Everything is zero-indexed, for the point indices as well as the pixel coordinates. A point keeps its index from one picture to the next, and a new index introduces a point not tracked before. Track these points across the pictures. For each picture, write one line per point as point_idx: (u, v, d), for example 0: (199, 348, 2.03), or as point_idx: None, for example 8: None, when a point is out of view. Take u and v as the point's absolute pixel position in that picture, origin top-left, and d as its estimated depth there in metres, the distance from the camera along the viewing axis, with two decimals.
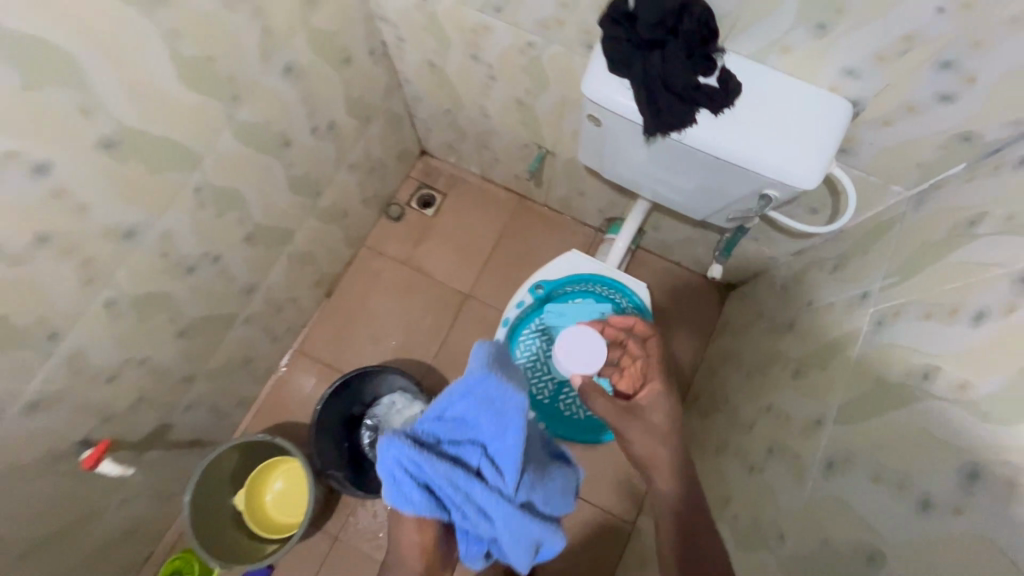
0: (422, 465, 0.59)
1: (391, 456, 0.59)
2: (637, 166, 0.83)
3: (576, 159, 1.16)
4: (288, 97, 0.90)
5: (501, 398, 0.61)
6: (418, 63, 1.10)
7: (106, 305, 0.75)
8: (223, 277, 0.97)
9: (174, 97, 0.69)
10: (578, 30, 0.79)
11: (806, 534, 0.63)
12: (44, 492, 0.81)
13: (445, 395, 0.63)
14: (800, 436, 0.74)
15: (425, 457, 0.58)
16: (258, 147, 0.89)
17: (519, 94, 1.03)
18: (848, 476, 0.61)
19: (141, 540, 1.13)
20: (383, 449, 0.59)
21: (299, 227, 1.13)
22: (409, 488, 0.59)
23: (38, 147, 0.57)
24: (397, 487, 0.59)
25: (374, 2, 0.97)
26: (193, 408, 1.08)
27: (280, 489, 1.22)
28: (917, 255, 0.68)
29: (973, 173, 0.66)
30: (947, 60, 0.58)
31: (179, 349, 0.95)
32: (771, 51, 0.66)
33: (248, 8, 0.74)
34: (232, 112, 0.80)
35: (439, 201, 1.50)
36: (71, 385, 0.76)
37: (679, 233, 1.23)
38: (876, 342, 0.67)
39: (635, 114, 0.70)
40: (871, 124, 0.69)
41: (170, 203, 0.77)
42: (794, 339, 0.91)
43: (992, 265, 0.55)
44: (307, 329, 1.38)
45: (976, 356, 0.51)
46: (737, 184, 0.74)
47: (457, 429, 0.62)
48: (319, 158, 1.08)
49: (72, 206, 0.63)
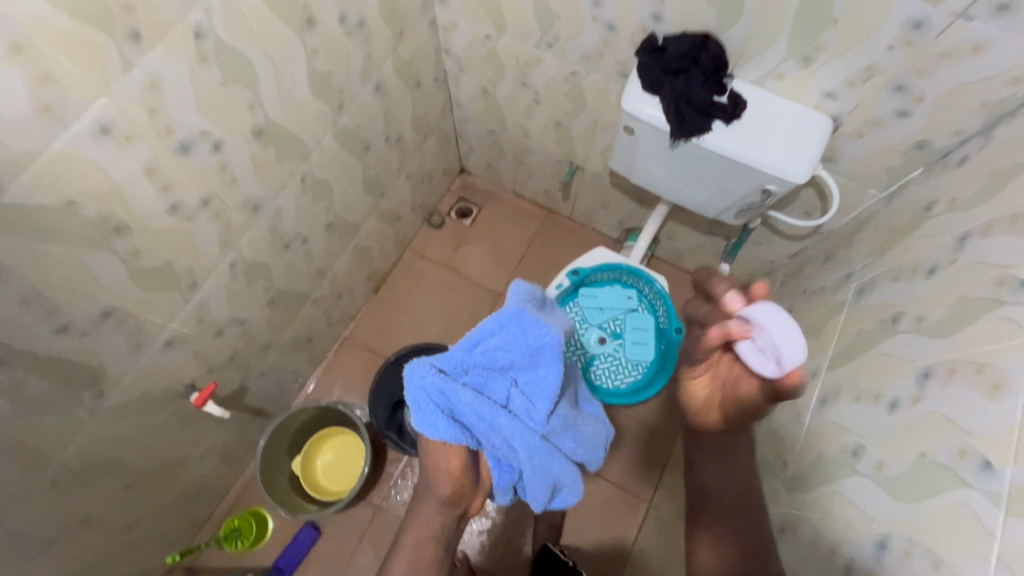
0: (451, 393, 0.64)
1: (417, 386, 0.64)
2: (661, 171, 1.02)
3: (603, 173, 1.35)
4: (374, 109, 1.09)
5: (530, 334, 0.63)
6: (472, 89, 1.31)
7: (229, 265, 0.92)
8: (306, 258, 1.14)
9: (303, 101, 0.88)
10: (615, 62, 1.00)
11: (805, 454, 0.77)
12: (156, 426, 0.95)
13: (477, 330, 0.64)
14: (800, 388, 0.89)
15: (454, 384, 0.63)
16: (348, 148, 1.08)
17: (559, 116, 1.23)
18: (837, 404, 0.76)
19: (206, 499, 1.25)
20: (409, 376, 0.63)
21: (364, 223, 1.31)
22: (438, 415, 0.65)
23: (218, 130, 0.75)
24: (428, 412, 0.65)
25: (444, 38, 1.18)
26: (265, 376, 1.23)
27: (330, 459, 1.34)
28: (890, 238, 0.85)
29: (930, 173, 0.84)
30: (901, 83, 0.77)
31: (266, 317, 1.10)
32: (768, 78, 0.85)
33: (360, 37, 0.94)
34: (337, 117, 0.99)
35: (476, 212, 1.69)
36: (194, 331, 0.92)
37: (691, 240, 1.41)
38: (859, 305, 0.84)
39: (663, 123, 0.89)
40: (848, 135, 0.88)
41: (285, 187, 0.95)
42: (793, 320, 1.07)
43: (942, 234, 0.72)
44: (356, 320, 1.53)
45: (931, 298, 0.67)
46: (744, 182, 0.92)
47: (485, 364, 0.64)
48: (387, 164, 1.27)
49: (227, 179, 0.81)
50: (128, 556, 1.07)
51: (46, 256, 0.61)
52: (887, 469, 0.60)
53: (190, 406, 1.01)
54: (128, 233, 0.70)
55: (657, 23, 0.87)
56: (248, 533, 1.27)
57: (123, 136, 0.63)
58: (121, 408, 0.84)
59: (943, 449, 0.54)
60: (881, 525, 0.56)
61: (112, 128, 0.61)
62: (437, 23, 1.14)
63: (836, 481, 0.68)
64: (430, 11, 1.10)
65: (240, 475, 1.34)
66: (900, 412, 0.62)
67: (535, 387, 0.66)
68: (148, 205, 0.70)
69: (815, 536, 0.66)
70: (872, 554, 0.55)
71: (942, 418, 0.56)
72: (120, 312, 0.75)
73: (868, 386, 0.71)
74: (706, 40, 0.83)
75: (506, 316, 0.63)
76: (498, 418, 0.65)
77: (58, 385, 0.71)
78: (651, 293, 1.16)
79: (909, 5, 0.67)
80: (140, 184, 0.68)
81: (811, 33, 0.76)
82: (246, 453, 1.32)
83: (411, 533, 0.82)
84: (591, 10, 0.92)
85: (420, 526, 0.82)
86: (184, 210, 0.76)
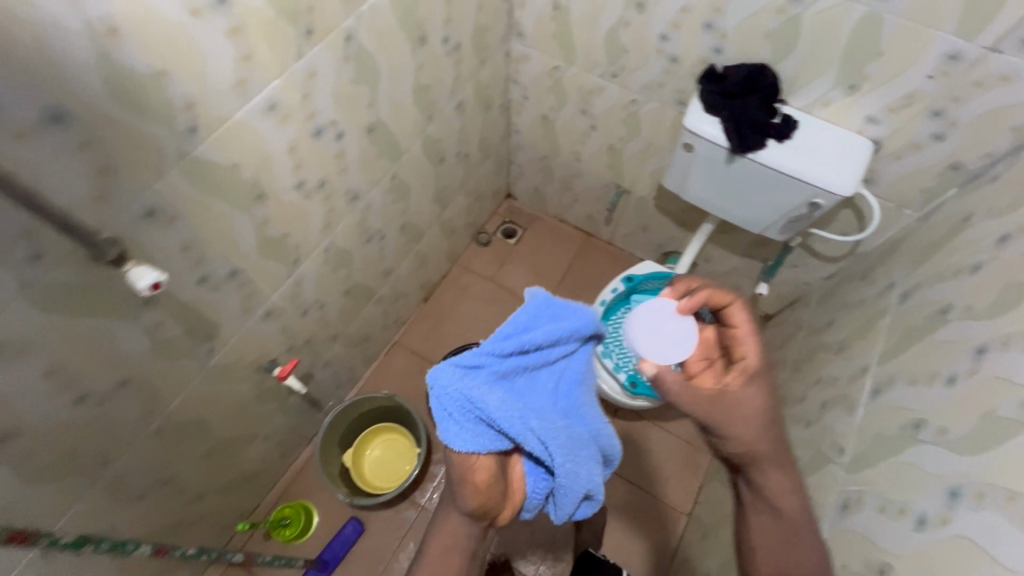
0: (484, 394, 0.55)
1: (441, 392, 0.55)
2: (712, 187, 1.12)
3: (648, 197, 1.46)
4: (453, 124, 1.22)
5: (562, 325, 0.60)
6: (533, 116, 1.44)
7: (325, 248, 1.01)
8: (380, 254, 1.23)
9: (405, 107, 1.01)
10: (675, 90, 1.12)
11: (863, 437, 0.83)
12: (240, 396, 1.01)
13: (504, 326, 0.58)
14: (850, 384, 0.95)
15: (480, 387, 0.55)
16: (429, 156, 1.19)
17: (613, 141, 1.36)
18: (891, 391, 0.82)
19: (259, 486, 1.28)
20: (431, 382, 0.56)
21: (427, 231, 1.41)
22: (466, 422, 0.56)
23: (343, 122, 0.86)
24: (455, 422, 0.56)
25: (514, 69, 1.33)
26: (328, 366, 1.29)
27: (378, 456, 1.38)
28: (930, 248, 0.94)
29: (963, 192, 0.94)
30: (937, 109, 0.88)
31: (340, 306, 1.18)
32: (816, 104, 0.98)
33: (454, 58, 1.07)
34: (425, 127, 1.11)
35: (521, 234, 1.78)
36: (287, 306, 1.00)
37: (728, 263, 1.50)
38: (905, 306, 0.91)
39: (723, 140, 1.00)
40: (888, 157, 0.99)
41: (378, 183, 1.06)
42: (835, 330, 1.14)
43: (982, 237, 0.81)
44: (405, 326, 1.60)
45: (978, 289, 0.75)
46: (792, 196, 1.02)
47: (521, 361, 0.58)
48: (454, 177, 1.38)
49: (341, 166, 0.92)
50: (190, 530, 1.09)
51: (208, 210, 0.71)
52: (950, 432, 0.66)
53: (269, 382, 1.07)
54: (265, 201, 0.80)
55: (718, 55, 1.01)
56: (296, 523, 1.29)
57: (282, 115, 0.74)
58: (222, 369, 0.91)
59: (1006, 405, 0.60)
60: (950, 477, 0.62)
61: (277, 106, 0.72)
62: (510, 55, 1.29)
63: (899, 453, 0.73)
64: (507, 44, 1.25)
65: (288, 467, 1.37)
66: (958, 384, 0.69)
67: (564, 385, 0.63)
68: (283, 179, 0.80)
69: (882, 502, 0.71)
70: (944, 503, 0.61)
71: (1001, 380, 0.63)
72: (242, 274, 0.84)
73: (923, 369, 0.77)
74: (764, 69, 0.96)
75: (539, 305, 0.59)
76: (540, 422, 0.58)
77: (186, 334, 0.79)
78: None
79: (945, 39, 0.80)
80: (282, 158, 0.78)
81: (857, 64, 0.89)
82: (298, 445, 1.36)
83: (438, 537, 0.69)
84: (657, 44, 1.06)
85: (446, 531, 0.68)
86: (306, 188, 0.86)
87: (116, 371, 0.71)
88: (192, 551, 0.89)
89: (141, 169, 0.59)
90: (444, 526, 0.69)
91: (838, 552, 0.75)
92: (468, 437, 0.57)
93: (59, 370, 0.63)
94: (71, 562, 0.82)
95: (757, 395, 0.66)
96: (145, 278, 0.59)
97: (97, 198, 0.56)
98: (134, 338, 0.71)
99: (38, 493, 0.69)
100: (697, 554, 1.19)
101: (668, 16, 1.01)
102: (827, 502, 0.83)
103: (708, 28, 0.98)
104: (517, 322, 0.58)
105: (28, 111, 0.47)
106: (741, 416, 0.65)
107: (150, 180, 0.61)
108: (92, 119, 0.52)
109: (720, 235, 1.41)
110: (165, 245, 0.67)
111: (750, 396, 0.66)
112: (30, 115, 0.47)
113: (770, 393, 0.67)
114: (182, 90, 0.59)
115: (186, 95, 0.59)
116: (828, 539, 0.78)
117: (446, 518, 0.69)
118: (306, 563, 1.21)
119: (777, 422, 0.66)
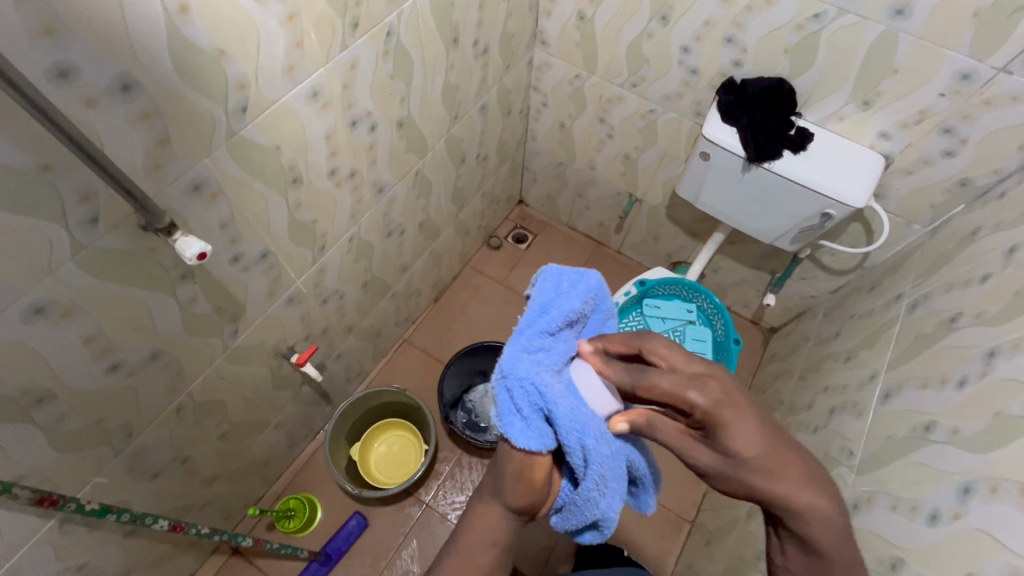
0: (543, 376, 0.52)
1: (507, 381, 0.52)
2: (726, 196, 1.16)
3: (661, 206, 1.49)
4: (475, 125, 1.25)
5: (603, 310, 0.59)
6: (551, 124, 1.48)
7: (348, 238, 1.03)
8: (398, 249, 1.25)
9: (433, 105, 1.04)
10: (693, 101, 1.16)
11: (873, 440, 0.84)
12: (257, 380, 1.02)
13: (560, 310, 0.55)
14: (859, 390, 0.97)
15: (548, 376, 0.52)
16: (451, 155, 1.22)
17: (629, 150, 1.39)
18: (901, 395, 0.84)
19: (266, 475, 1.28)
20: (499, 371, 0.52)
21: (443, 230, 1.43)
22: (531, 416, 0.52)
23: (377, 114, 0.89)
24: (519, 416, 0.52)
25: (536, 76, 1.37)
26: (340, 358, 1.30)
27: (385, 450, 1.38)
28: (938, 260, 0.96)
29: (972, 207, 0.97)
30: (949, 126, 0.92)
31: (357, 298, 1.20)
32: (831, 118, 1.02)
33: (482, 61, 1.11)
34: (450, 126, 1.14)
35: (532, 239, 1.80)
36: (309, 293, 1.01)
37: (736, 274, 1.52)
38: (914, 315, 0.94)
39: (739, 149, 1.04)
40: (898, 172, 1.02)
41: (403, 177, 1.08)
42: (843, 340, 1.16)
43: (989, 248, 0.84)
44: (415, 324, 1.61)
45: (988, 297, 0.77)
46: (805, 207, 1.05)
47: (562, 343, 0.56)
48: (472, 177, 1.41)
49: (371, 157, 0.94)
50: (198, 513, 1.10)
51: (248, 190, 0.73)
52: (961, 432, 0.68)
53: (285, 369, 1.09)
54: (300, 185, 0.82)
55: (736, 69, 1.05)
56: (301, 514, 1.29)
57: (323, 102, 0.76)
58: (244, 351, 0.93)
59: (1016, 404, 0.62)
60: (962, 475, 0.64)
61: (319, 93, 0.75)
62: (533, 62, 1.33)
63: (910, 454, 0.75)
64: (531, 51, 1.29)
65: (293, 459, 1.37)
66: (969, 386, 0.71)
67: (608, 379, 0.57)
68: (318, 165, 0.83)
69: (893, 501, 0.73)
70: (956, 498, 0.64)
71: (1010, 381, 0.65)
72: (272, 256, 0.86)
73: (933, 373, 0.80)
74: (782, 83, 1.00)
75: (577, 279, 0.58)
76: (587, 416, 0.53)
77: (215, 311, 0.81)
78: (709, 306, 1.28)
79: (958, 59, 0.84)
80: (319, 145, 0.81)
81: (872, 80, 0.93)
82: (306, 437, 1.36)
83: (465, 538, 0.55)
84: (678, 56, 1.10)
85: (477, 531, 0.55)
86: (338, 176, 0.89)
87: (148, 341, 0.73)
88: (205, 530, 0.92)
89: (193, 144, 0.62)
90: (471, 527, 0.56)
91: None
92: (532, 434, 0.52)
93: (98, 336, 0.65)
94: (86, 534, 0.83)
95: (740, 414, 0.47)
96: (192, 247, 0.61)
97: (151, 168, 0.59)
98: (168, 311, 0.73)
99: (64, 457, 0.71)
100: (701, 558, 1.19)
101: (691, 30, 1.05)
102: None
103: (729, 42, 1.02)
104: (555, 297, 0.56)
105: (102, 79, 0.50)
106: (718, 455, 0.48)
107: (199, 155, 0.63)
108: (155, 91, 0.55)
109: (730, 246, 1.44)
110: (205, 220, 0.70)
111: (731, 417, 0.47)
112: (103, 82, 0.50)
113: (754, 413, 0.48)
114: (237, 70, 0.61)
115: (240, 74, 0.62)
116: None
117: (479, 513, 0.56)
118: (311, 555, 1.21)
119: (763, 449, 0.47)
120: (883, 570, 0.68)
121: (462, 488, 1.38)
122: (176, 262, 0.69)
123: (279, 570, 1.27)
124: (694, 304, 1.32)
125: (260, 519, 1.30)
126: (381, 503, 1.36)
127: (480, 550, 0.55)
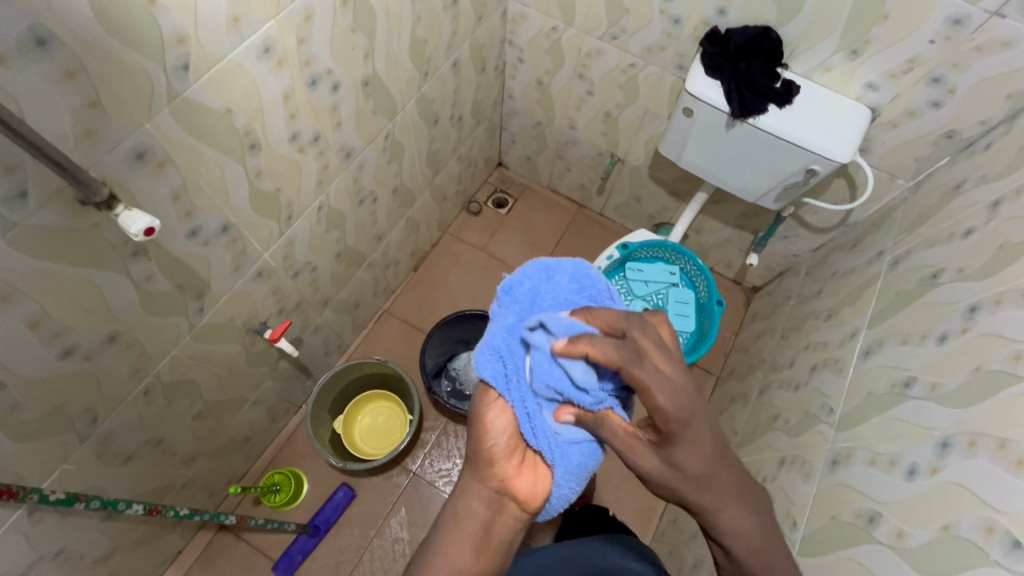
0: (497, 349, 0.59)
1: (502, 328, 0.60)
2: (710, 154, 1.12)
3: (643, 165, 1.45)
4: (448, 82, 1.18)
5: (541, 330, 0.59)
6: (529, 81, 1.40)
7: (317, 208, 0.97)
8: (371, 217, 1.19)
9: (401, 60, 0.97)
10: (675, 54, 1.11)
11: (853, 396, 0.85)
12: (229, 358, 0.98)
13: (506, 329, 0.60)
14: (841, 345, 0.98)
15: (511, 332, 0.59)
16: (423, 114, 1.15)
17: (610, 107, 1.33)
18: (880, 353, 0.84)
19: (248, 452, 1.27)
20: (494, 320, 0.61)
21: (419, 195, 1.37)
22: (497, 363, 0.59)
23: (340, 72, 0.83)
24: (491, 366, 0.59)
25: (510, 29, 1.29)
26: (318, 332, 1.27)
27: (368, 423, 1.37)
28: (923, 214, 0.95)
29: (958, 158, 0.95)
30: (937, 75, 0.89)
31: (330, 268, 1.15)
32: (817, 69, 0.98)
33: (451, 14, 1.04)
34: (419, 83, 1.07)
35: (511, 203, 1.74)
36: (279, 267, 0.97)
37: (720, 234, 1.50)
38: (894, 274, 0.93)
39: (723, 103, 0.99)
40: (884, 125, 1.00)
41: (372, 141, 1.03)
42: (824, 298, 1.16)
43: (974, 202, 0.82)
44: (395, 294, 1.57)
45: (971, 252, 0.76)
46: (790, 163, 1.02)
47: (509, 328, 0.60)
48: (447, 137, 1.34)
49: (335, 121, 0.88)
50: (179, 493, 1.09)
51: (200, 157, 0.68)
52: (940, 387, 0.69)
53: (259, 345, 1.05)
54: (258, 152, 0.76)
55: (721, 17, 1.00)
56: (287, 489, 1.28)
57: (276, 59, 0.70)
58: (213, 328, 0.89)
59: (996, 359, 0.63)
60: (941, 430, 0.65)
61: (272, 50, 0.68)
62: (507, 14, 1.25)
63: (889, 410, 0.75)
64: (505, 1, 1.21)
65: (277, 435, 1.36)
66: (950, 341, 0.71)
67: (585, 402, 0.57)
68: (277, 129, 0.77)
69: (872, 456, 0.74)
70: (934, 453, 0.65)
71: (994, 337, 0.65)
72: (234, 229, 0.81)
73: (913, 329, 0.80)
74: (768, 31, 0.95)
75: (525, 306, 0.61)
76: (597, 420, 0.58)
77: (177, 289, 0.77)
78: (692, 268, 1.27)
79: (950, 3, 0.80)
80: (277, 107, 0.75)
81: (861, 27, 0.89)
82: (288, 412, 1.34)
83: (449, 509, 0.63)
84: (660, 5, 1.04)
85: (461, 506, 0.63)
86: (300, 141, 0.83)
87: (104, 324, 0.69)
88: (186, 511, 0.90)
89: (130, 106, 0.56)
90: (456, 500, 0.63)
91: (827, 504, 0.77)
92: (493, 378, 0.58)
93: (45, 320, 0.61)
94: (60, 521, 0.81)
95: (659, 393, 0.53)
96: (138, 222, 0.56)
97: (83, 135, 0.54)
98: (122, 290, 0.68)
99: (23, 448, 0.67)
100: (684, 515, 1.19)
101: None
102: (816, 459, 0.85)
103: None
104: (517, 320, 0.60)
105: (10, 33, 0.44)
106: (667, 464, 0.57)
107: (140, 120, 0.58)
108: (78, 47, 0.49)
109: (713, 205, 1.41)
110: (155, 192, 0.65)
111: (677, 453, 0.56)
112: (14, 37, 0.44)
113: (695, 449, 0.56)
114: (174, 23, 0.55)
115: (178, 28, 0.56)
116: (816, 492, 0.81)
117: (464, 488, 0.64)
118: (298, 527, 1.20)
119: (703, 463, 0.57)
120: (861, 523, 0.69)
121: (449, 455, 1.38)
122: (125, 238, 0.64)
123: (267, 543, 1.27)
124: (677, 266, 1.30)
125: (245, 495, 1.30)
126: (368, 474, 1.35)
127: (461, 523, 0.62)
